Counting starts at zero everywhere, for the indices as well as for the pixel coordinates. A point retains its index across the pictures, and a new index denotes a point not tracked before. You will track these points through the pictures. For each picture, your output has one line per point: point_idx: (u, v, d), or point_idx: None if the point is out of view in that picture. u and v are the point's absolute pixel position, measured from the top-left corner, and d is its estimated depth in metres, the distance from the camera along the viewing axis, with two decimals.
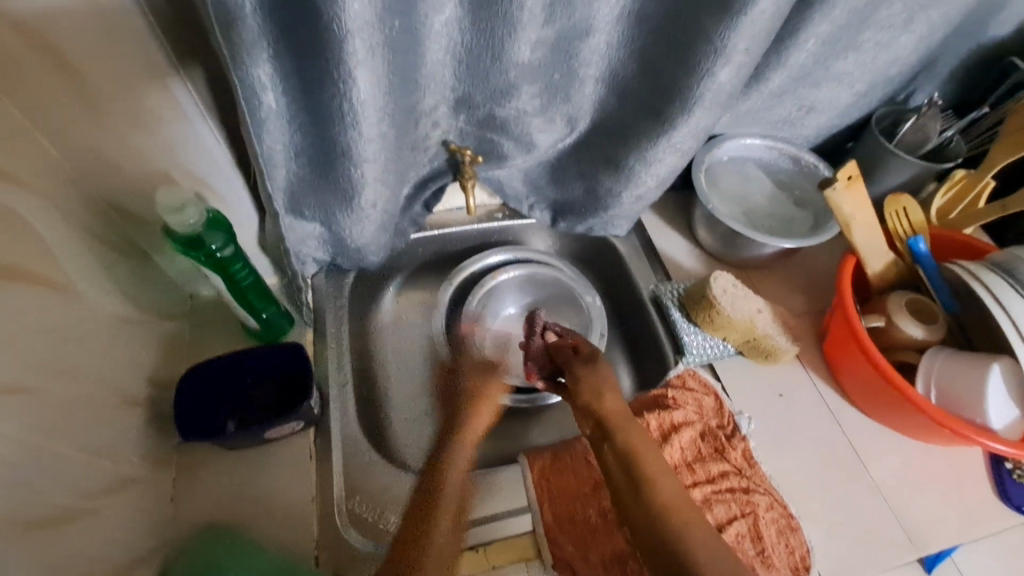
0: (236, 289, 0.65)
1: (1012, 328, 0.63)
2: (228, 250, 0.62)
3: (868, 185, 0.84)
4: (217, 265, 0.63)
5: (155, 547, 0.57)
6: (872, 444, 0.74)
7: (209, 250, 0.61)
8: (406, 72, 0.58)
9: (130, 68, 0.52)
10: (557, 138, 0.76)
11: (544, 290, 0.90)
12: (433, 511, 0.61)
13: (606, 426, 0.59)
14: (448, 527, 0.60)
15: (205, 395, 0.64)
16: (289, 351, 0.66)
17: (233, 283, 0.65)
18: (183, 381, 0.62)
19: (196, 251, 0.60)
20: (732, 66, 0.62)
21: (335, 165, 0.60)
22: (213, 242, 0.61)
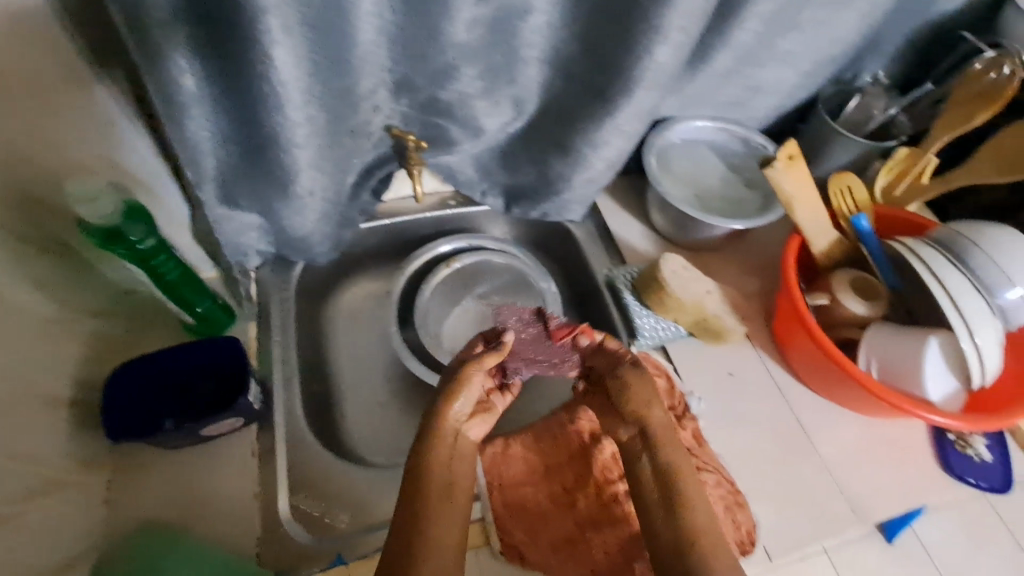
0: (163, 282, 0.64)
1: (949, 301, 0.65)
2: (150, 242, 0.60)
3: (816, 164, 0.84)
4: (138, 258, 0.61)
5: (86, 551, 0.55)
6: (820, 420, 0.76)
7: (130, 242, 0.58)
8: (337, 52, 0.55)
9: (48, 68, 0.51)
10: (505, 121, 0.75)
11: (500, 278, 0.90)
12: (425, 476, 0.50)
13: (649, 438, 0.55)
14: (462, 514, 0.49)
15: (138, 392, 0.62)
16: (222, 345, 0.64)
17: (157, 276, 0.63)
18: (112, 377, 0.60)
19: (115, 245, 0.58)
20: (669, 46, 0.62)
21: (265, 151, 0.58)
22: (134, 234, 0.59)
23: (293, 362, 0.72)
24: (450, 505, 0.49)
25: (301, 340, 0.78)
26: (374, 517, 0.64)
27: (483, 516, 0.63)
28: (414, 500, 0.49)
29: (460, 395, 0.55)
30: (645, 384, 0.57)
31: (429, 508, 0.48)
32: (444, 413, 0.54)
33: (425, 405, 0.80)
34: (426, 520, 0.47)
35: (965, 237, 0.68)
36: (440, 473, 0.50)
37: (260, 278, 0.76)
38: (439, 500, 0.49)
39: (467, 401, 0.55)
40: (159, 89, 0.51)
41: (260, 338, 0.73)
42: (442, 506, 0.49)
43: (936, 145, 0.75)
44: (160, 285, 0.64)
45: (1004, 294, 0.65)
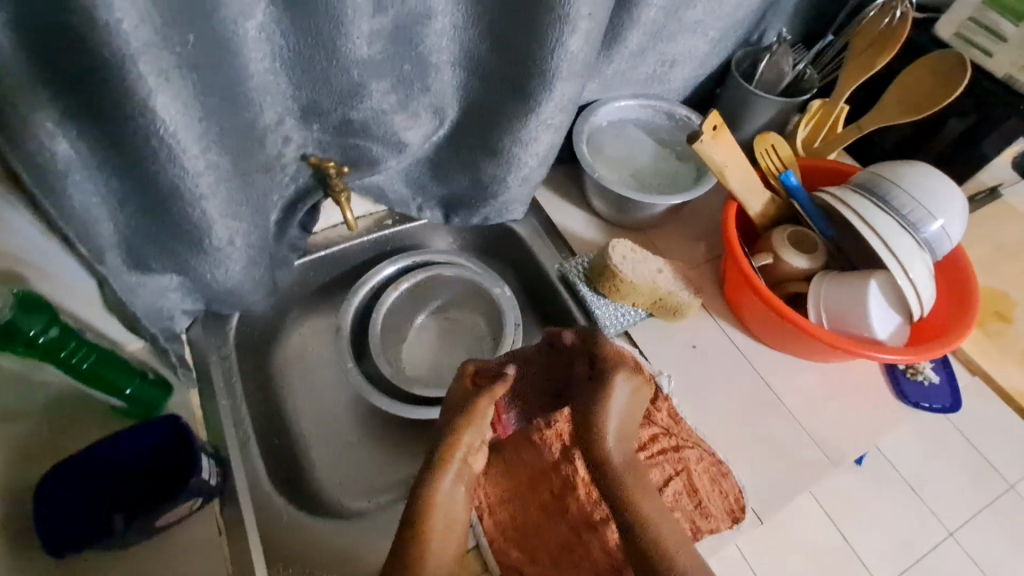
0: (78, 373, 0.58)
1: (881, 244, 0.68)
2: (53, 331, 0.54)
3: (739, 128, 0.86)
4: (42, 352, 0.54)
5: None
6: (782, 373, 0.78)
7: (29, 336, 0.52)
8: (226, 88, 0.51)
9: None
10: (428, 132, 0.72)
11: (452, 290, 0.87)
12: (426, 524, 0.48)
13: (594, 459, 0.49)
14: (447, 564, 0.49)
15: (72, 497, 0.56)
16: (164, 425, 0.59)
17: (67, 367, 0.57)
18: (41, 486, 0.55)
19: (12, 342, 0.52)
20: (580, 35, 0.59)
21: (169, 209, 0.53)
22: (33, 327, 0.52)
23: (246, 422, 0.67)
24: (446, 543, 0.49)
25: (252, 395, 0.73)
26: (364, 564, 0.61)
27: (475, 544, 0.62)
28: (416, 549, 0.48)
29: (474, 423, 0.53)
30: (607, 401, 0.51)
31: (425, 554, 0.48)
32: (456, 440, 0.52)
33: (396, 436, 0.77)
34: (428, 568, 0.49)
35: (887, 180, 0.71)
36: (446, 510, 0.50)
37: (194, 339, 0.70)
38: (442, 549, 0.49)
39: (479, 430, 0.53)
40: (24, 161, 0.45)
41: (206, 401, 0.68)
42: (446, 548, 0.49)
43: (844, 93, 0.78)
44: (77, 377, 0.58)
45: (928, 228, 0.69)
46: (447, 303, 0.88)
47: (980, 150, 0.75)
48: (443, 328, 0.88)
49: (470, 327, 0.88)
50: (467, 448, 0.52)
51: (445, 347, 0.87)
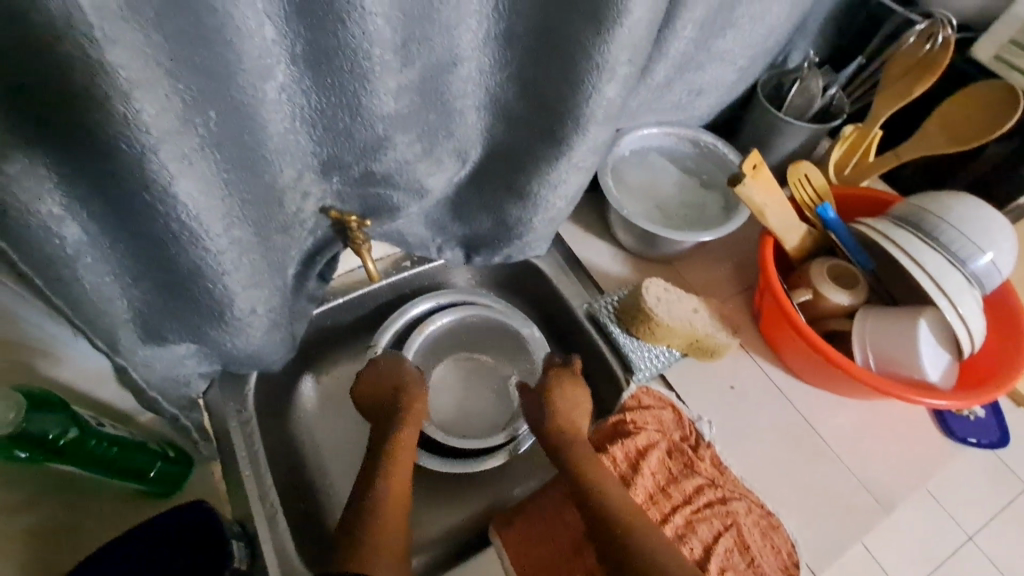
0: (101, 463, 0.59)
1: (930, 281, 0.65)
2: (71, 434, 0.54)
3: (768, 154, 0.83)
4: (64, 453, 0.55)
5: None
6: (824, 411, 0.75)
7: (48, 440, 0.52)
8: (246, 156, 0.47)
9: None
10: (450, 175, 0.69)
11: (476, 330, 0.83)
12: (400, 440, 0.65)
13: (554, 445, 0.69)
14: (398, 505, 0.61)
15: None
16: (200, 514, 0.61)
17: (91, 461, 0.58)
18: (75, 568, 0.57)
19: (31, 450, 0.51)
20: (618, 80, 0.56)
21: (188, 286, 0.49)
22: (52, 430, 0.52)
23: (272, 493, 0.63)
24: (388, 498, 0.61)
25: (274, 456, 0.70)
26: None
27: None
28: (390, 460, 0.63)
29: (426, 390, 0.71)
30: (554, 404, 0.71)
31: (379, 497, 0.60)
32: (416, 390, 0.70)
33: (423, 490, 0.75)
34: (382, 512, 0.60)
35: (932, 214, 0.68)
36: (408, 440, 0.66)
37: (211, 402, 0.67)
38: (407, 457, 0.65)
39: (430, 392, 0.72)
40: (29, 248, 0.41)
41: (228, 469, 0.65)
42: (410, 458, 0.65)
43: (879, 119, 0.75)
44: (102, 467, 0.59)
45: (976, 262, 0.66)
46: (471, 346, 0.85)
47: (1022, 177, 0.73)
48: (466, 369, 0.85)
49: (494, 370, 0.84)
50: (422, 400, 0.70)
51: (469, 390, 0.83)
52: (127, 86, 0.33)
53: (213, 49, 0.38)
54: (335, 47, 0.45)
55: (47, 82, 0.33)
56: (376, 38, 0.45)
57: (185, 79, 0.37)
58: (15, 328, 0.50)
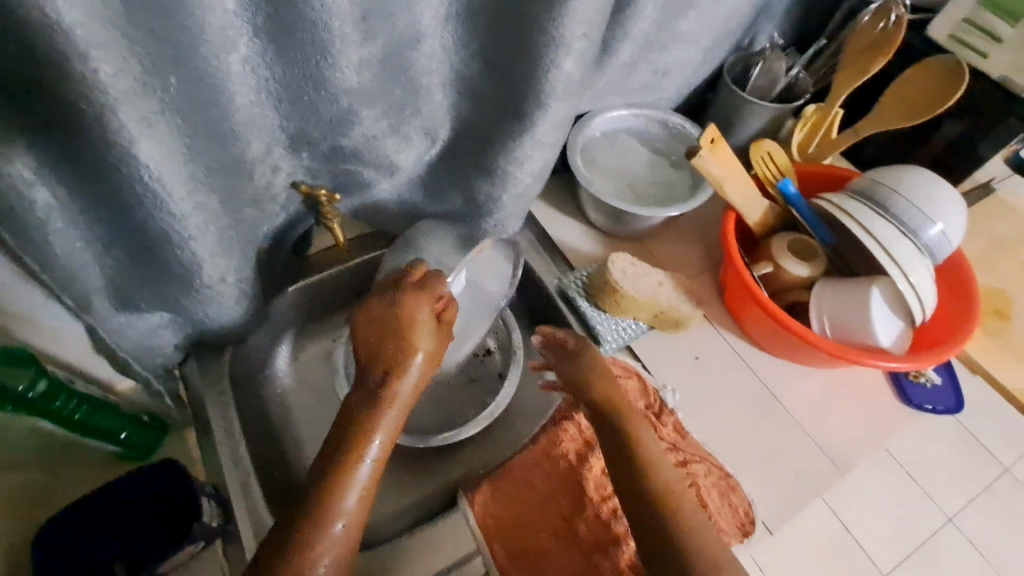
0: (69, 420, 0.63)
1: (881, 250, 0.68)
2: (41, 386, 0.57)
3: (733, 134, 0.86)
4: (32, 406, 0.58)
5: None
6: (787, 381, 0.78)
7: (17, 393, 0.55)
8: (211, 126, 0.49)
9: None
10: (419, 152, 0.70)
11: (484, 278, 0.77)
12: (365, 440, 0.55)
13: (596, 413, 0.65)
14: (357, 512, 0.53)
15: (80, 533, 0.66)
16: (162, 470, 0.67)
17: (61, 418, 0.61)
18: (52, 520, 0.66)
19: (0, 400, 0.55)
20: (575, 54, 0.57)
21: (157, 251, 0.51)
22: (21, 384, 0.55)
23: (244, 460, 0.66)
24: (338, 505, 0.52)
25: (248, 427, 0.72)
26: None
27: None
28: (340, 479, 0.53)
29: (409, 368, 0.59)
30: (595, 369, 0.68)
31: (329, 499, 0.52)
32: (402, 369, 0.58)
33: (397, 460, 0.77)
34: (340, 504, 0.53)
35: (886, 186, 0.71)
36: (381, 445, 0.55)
37: (188, 374, 0.69)
38: (374, 466, 0.55)
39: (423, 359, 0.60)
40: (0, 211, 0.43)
41: (203, 437, 0.67)
42: (378, 467, 0.55)
43: (839, 97, 0.77)
44: (71, 425, 0.63)
45: (927, 232, 0.68)
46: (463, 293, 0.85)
47: (976, 151, 0.75)
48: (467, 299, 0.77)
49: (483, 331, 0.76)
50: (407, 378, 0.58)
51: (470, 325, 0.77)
52: (83, 46, 0.35)
53: (170, 17, 0.40)
54: (295, 19, 0.47)
55: (9, 46, 0.35)
56: (333, 9, 0.47)
57: (143, 45, 0.40)
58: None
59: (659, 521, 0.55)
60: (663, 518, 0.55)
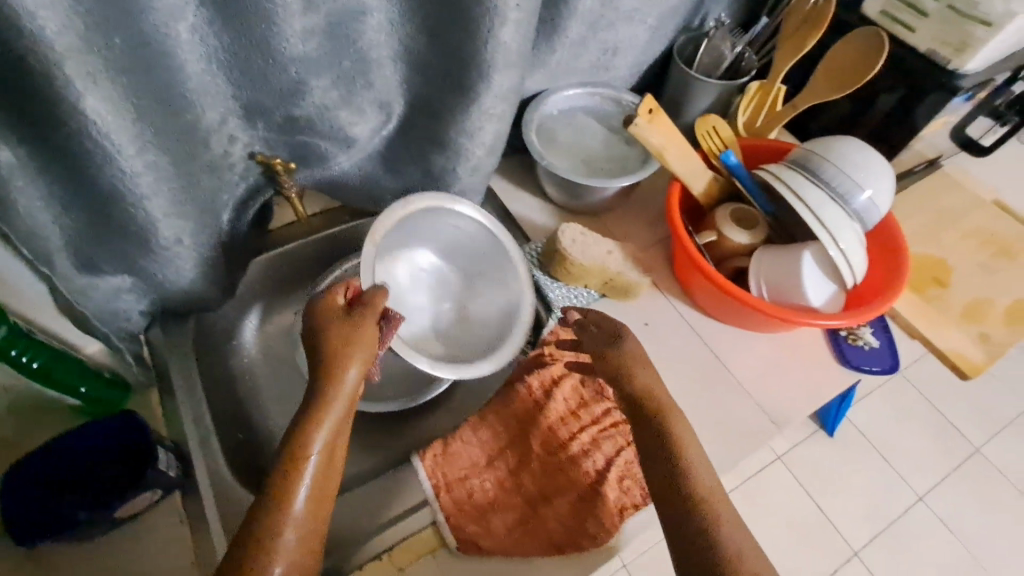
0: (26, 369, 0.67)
1: (811, 215, 0.71)
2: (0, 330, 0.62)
3: (683, 111, 0.89)
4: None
5: None
6: (731, 345, 0.81)
7: None
8: (161, 90, 0.52)
9: None
10: (376, 126, 0.73)
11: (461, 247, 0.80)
12: (315, 436, 0.51)
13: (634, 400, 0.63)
14: (310, 510, 0.49)
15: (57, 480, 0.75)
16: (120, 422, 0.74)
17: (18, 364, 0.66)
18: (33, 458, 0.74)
19: None
20: (511, 26, 0.61)
21: (110, 208, 0.54)
22: None
23: (206, 419, 0.69)
24: (297, 503, 0.48)
25: (215, 392, 0.75)
26: (341, 539, 0.65)
27: (380, 553, 0.64)
28: (294, 477, 0.49)
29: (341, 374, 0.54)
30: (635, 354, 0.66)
31: (291, 487, 0.48)
32: (336, 376, 0.53)
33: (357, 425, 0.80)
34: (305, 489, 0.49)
35: (819, 155, 0.74)
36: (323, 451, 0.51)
37: (153, 339, 0.72)
38: (320, 470, 0.50)
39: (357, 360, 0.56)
40: None
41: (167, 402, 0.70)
42: (325, 473, 0.50)
43: (780, 73, 0.81)
44: (27, 373, 0.68)
45: (857, 199, 0.72)
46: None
47: (908, 124, 0.79)
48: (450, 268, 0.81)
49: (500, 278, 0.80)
50: (345, 379, 0.54)
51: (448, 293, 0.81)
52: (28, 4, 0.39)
53: None
54: None
55: None
56: None
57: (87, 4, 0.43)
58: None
59: (689, 517, 0.54)
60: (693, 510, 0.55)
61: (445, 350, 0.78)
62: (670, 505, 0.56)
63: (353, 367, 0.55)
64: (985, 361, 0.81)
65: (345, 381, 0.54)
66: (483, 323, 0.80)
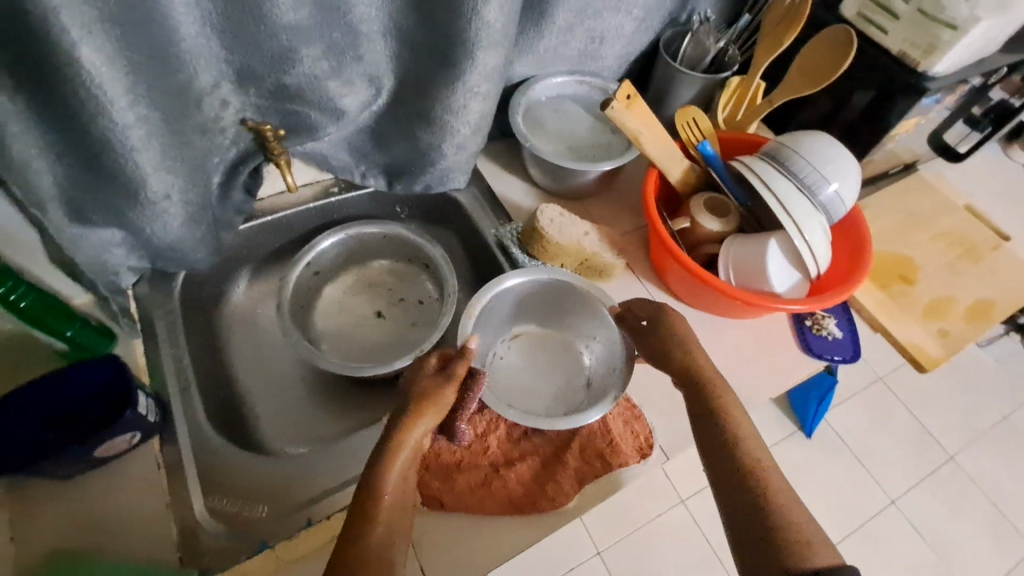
0: (16, 310, 0.66)
1: (778, 204, 0.74)
2: None
3: (667, 101, 0.92)
4: None
5: None
6: (698, 328, 0.84)
7: None
8: (154, 46, 0.55)
9: None
10: (365, 100, 0.76)
11: (547, 301, 0.81)
12: (387, 463, 0.54)
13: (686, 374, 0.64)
14: (387, 535, 0.51)
15: (45, 412, 0.66)
16: (101, 363, 0.66)
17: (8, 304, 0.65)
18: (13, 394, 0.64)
19: None
20: (494, 5, 0.64)
21: (102, 158, 0.57)
22: None
23: (189, 371, 0.72)
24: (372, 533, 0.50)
25: (200, 349, 0.78)
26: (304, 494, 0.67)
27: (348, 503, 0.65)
28: (369, 507, 0.52)
29: (412, 431, 0.56)
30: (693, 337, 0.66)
31: (371, 524, 0.51)
32: (407, 433, 0.56)
33: (339, 392, 0.83)
34: (380, 514, 0.52)
35: (789, 148, 0.77)
36: (391, 496, 0.53)
37: (140, 294, 0.74)
38: (393, 503, 0.53)
39: (431, 421, 0.58)
40: None
41: (150, 355, 0.72)
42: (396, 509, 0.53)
43: (758, 70, 0.84)
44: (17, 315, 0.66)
45: (824, 191, 0.75)
46: (404, 246, 0.93)
47: (878, 123, 0.82)
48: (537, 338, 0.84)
49: (597, 327, 0.79)
50: (416, 433, 0.56)
51: (546, 358, 0.82)
52: None
53: None
54: None
55: None
56: None
57: None
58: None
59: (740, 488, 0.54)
60: (750, 490, 0.54)
61: (564, 410, 0.77)
62: (724, 478, 0.56)
63: (421, 430, 0.57)
64: (943, 355, 0.84)
65: (416, 442, 0.57)
66: (594, 375, 0.78)
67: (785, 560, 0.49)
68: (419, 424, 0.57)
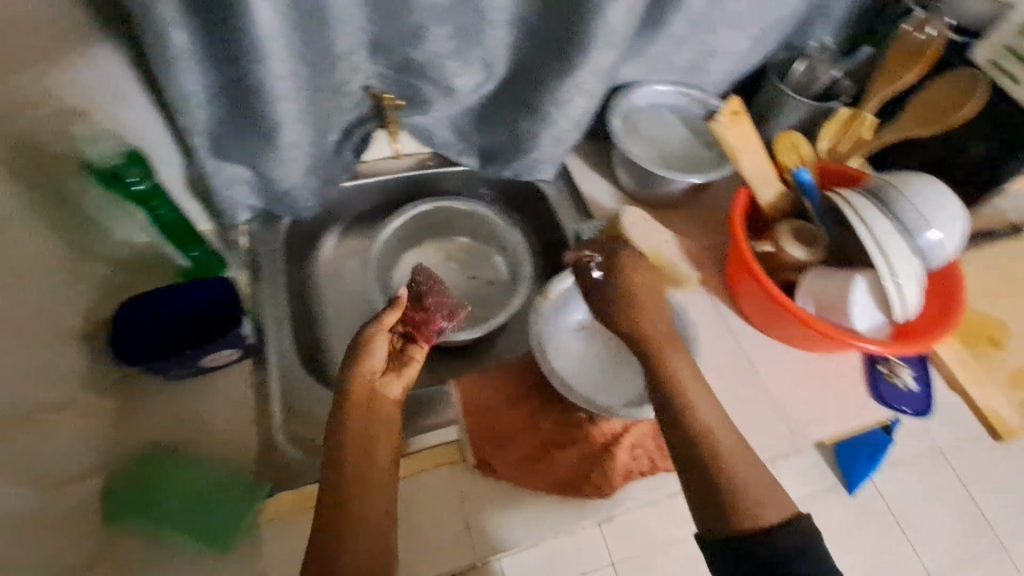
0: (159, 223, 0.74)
1: (872, 241, 0.71)
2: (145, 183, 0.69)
3: (770, 123, 0.90)
4: (139, 198, 0.70)
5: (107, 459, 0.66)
6: (765, 354, 0.84)
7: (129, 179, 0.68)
8: (312, 9, 0.61)
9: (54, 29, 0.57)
10: (477, 83, 0.80)
11: None
12: (346, 428, 0.59)
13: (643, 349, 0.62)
14: (365, 499, 0.56)
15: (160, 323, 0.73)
16: (216, 284, 0.74)
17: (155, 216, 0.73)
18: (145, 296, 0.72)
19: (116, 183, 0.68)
20: (619, 9, 0.67)
21: (250, 103, 0.64)
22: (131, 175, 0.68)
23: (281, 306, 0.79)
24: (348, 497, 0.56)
25: (291, 289, 0.85)
26: None
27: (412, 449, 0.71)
28: (336, 469, 0.57)
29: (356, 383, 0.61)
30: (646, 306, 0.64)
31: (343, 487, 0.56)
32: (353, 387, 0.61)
33: None
34: (348, 478, 0.57)
35: (894, 187, 0.75)
36: (355, 456, 0.58)
37: (251, 231, 0.82)
38: (358, 466, 0.57)
39: (371, 372, 0.62)
40: (148, 40, 0.56)
41: (251, 286, 0.80)
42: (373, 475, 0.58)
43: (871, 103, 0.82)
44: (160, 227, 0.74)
45: (924, 236, 0.72)
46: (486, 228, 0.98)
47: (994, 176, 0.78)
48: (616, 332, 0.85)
49: None
50: (364, 382, 0.62)
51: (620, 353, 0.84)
52: None
53: None
54: None
55: None
56: None
57: None
58: (106, 82, 0.64)
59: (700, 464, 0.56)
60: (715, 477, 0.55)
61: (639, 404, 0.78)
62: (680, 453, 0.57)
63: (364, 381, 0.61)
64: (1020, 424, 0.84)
65: (366, 392, 0.61)
66: None
67: (741, 529, 0.53)
68: (362, 377, 0.62)
